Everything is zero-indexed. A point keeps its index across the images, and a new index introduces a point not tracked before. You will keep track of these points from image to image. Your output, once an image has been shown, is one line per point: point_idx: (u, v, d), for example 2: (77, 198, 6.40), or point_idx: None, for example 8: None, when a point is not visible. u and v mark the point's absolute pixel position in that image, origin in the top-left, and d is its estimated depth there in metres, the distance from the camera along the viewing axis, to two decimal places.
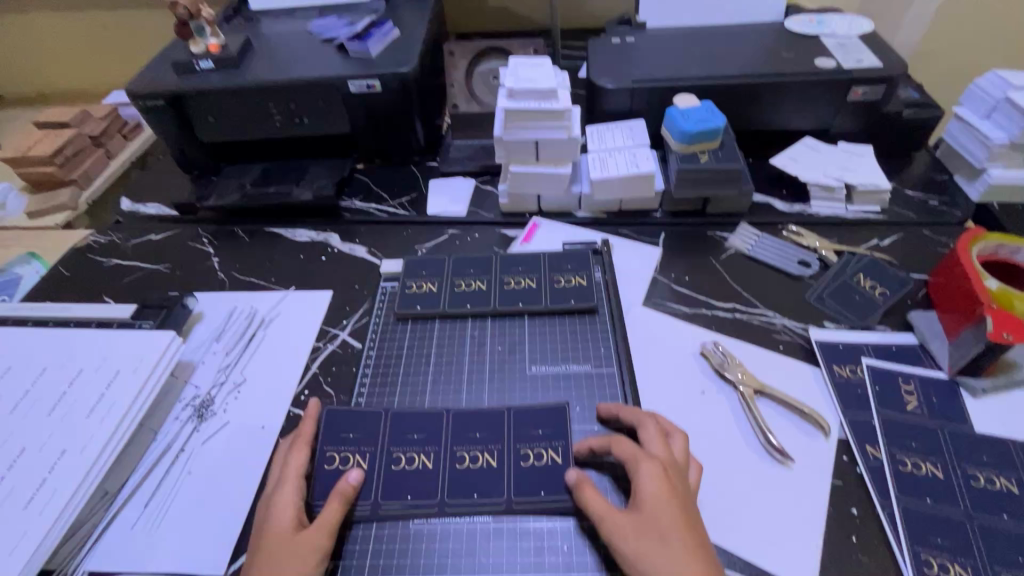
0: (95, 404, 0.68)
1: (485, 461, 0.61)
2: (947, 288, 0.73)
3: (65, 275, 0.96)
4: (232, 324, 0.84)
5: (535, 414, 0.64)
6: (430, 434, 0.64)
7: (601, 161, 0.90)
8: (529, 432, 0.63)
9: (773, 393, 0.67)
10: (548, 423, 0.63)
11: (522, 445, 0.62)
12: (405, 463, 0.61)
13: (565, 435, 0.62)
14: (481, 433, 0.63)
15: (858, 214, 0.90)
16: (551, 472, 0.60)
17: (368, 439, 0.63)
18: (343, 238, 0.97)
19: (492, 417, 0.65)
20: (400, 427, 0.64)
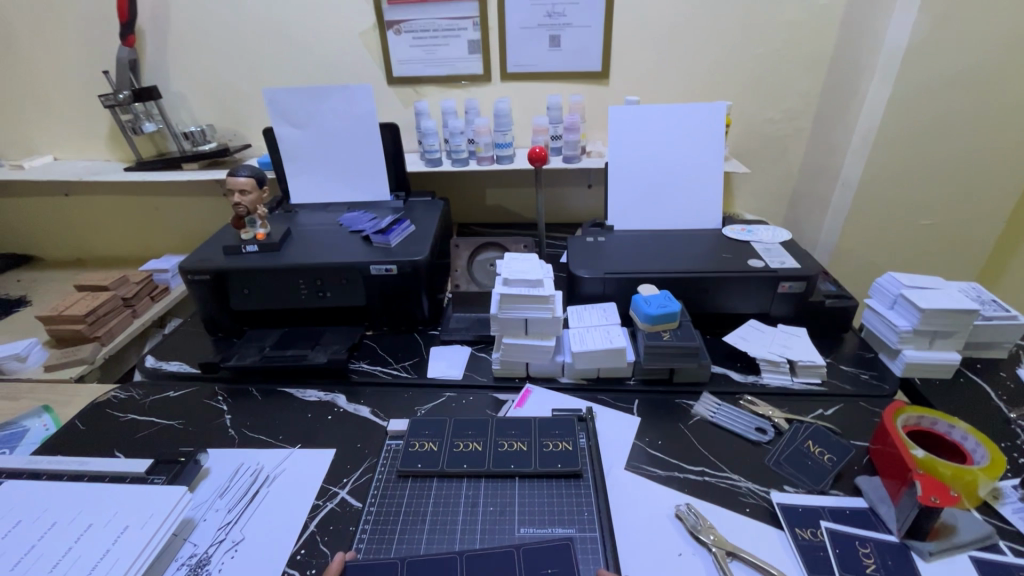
0: (99, 560, 0.70)
1: None
2: (884, 454, 0.83)
3: (80, 429, 1.02)
4: (237, 480, 0.89)
5: (543, 553, 0.70)
6: None
7: (580, 336, 1.06)
8: (541, 569, 0.68)
9: (744, 555, 0.73)
10: (557, 562, 0.69)
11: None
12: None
13: (572, 572, 0.68)
14: (494, 575, 0.68)
15: (803, 386, 1.04)
16: None
17: None
18: (350, 398, 1.07)
19: (505, 558, 0.70)
20: (416, 574, 0.69)
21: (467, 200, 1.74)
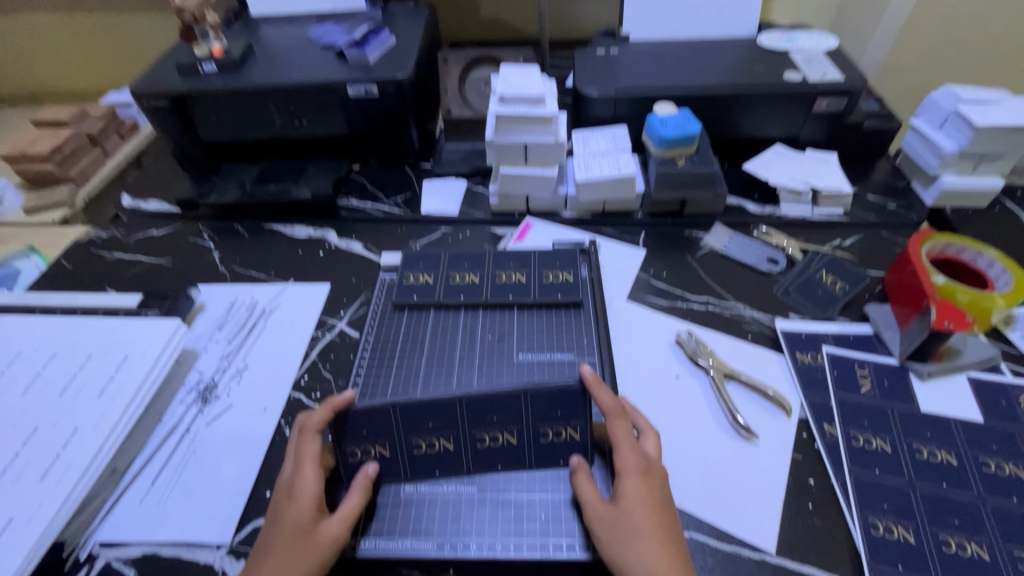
0: (106, 386, 0.72)
1: (505, 440, 0.60)
2: (898, 283, 0.80)
3: (68, 268, 0.99)
4: (233, 314, 0.88)
5: (554, 395, 0.59)
6: (446, 422, 0.59)
7: (585, 164, 0.96)
8: (551, 412, 0.60)
9: (741, 377, 0.73)
10: (567, 404, 0.60)
11: (542, 425, 0.60)
12: (428, 448, 0.60)
13: (583, 415, 0.60)
14: (500, 417, 0.59)
15: (823, 216, 0.97)
16: (569, 446, 0.61)
17: (382, 432, 0.59)
18: (340, 235, 1.02)
19: (509, 401, 0.59)
20: (412, 418, 0.59)
21: (457, 10, 1.48)
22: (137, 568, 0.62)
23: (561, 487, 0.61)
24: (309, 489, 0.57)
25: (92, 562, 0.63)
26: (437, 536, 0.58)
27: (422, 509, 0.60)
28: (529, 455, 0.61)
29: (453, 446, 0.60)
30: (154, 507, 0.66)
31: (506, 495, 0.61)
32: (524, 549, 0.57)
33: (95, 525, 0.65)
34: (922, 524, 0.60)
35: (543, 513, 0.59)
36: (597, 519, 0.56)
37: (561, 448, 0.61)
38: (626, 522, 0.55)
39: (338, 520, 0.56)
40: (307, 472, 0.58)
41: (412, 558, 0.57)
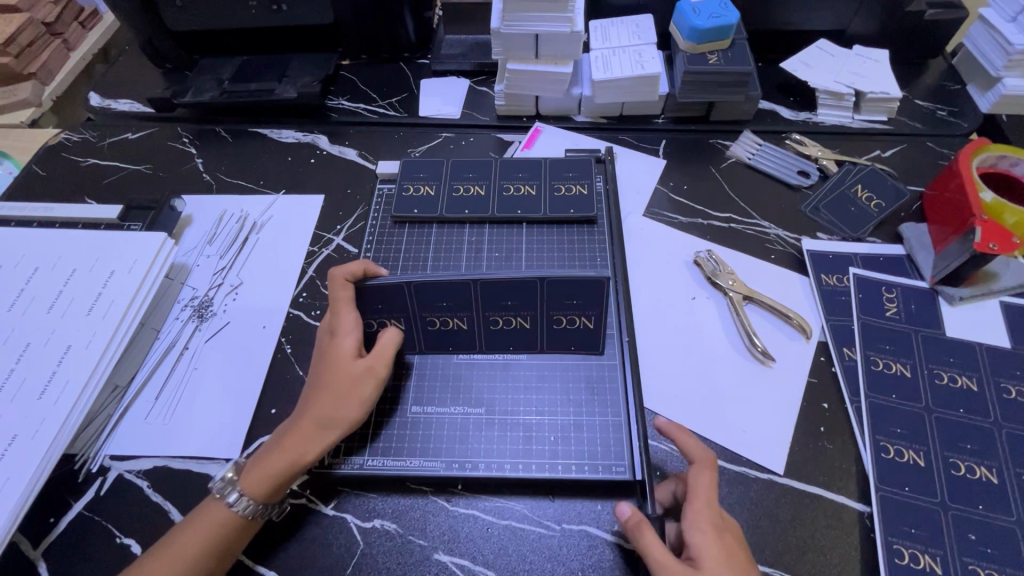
0: (95, 302, 0.68)
1: (518, 323, 0.59)
2: (941, 201, 0.73)
3: (41, 175, 0.92)
4: (223, 227, 0.82)
5: (571, 286, 0.55)
6: (460, 302, 0.58)
7: (604, 60, 0.84)
8: (565, 301, 0.57)
9: (762, 299, 0.69)
10: (584, 295, 0.57)
11: (555, 312, 0.58)
12: (441, 325, 0.60)
13: (599, 305, 0.58)
14: (514, 302, 0.57)
15: (864, 124, 0.87)
16: (582, 333, 0.61)
17: (396, 308, 0.58)
18: (332, 140, 0.93)
19: (525, 287, 0.55)
20: (426, 297, 0.57)
21: None
22: (150, 481, 0.62)
23: (570, 410, 0.60)
24: (351, 332, 0.57)
25: (105, 474, 0.63)
26: (446, 455, 0.58)
27: (428, 429, 0.59)
28: (540, 335, 0.61)
29: (463, 325, 0.60)
30: (161, 423, 0.66)
31: (514, 416, 0.60)
32: (532, 470, 0.56)
33: (102, 439, 0.65)
34: (934, 448, 0.59)
35: (552, 435, 0.58)
36: None
37: (572, 336, 0.61)
38: None
39: (377, 360, 0.56)
40: (346, 314, 0.57)
41: (420, 476, 0.57)
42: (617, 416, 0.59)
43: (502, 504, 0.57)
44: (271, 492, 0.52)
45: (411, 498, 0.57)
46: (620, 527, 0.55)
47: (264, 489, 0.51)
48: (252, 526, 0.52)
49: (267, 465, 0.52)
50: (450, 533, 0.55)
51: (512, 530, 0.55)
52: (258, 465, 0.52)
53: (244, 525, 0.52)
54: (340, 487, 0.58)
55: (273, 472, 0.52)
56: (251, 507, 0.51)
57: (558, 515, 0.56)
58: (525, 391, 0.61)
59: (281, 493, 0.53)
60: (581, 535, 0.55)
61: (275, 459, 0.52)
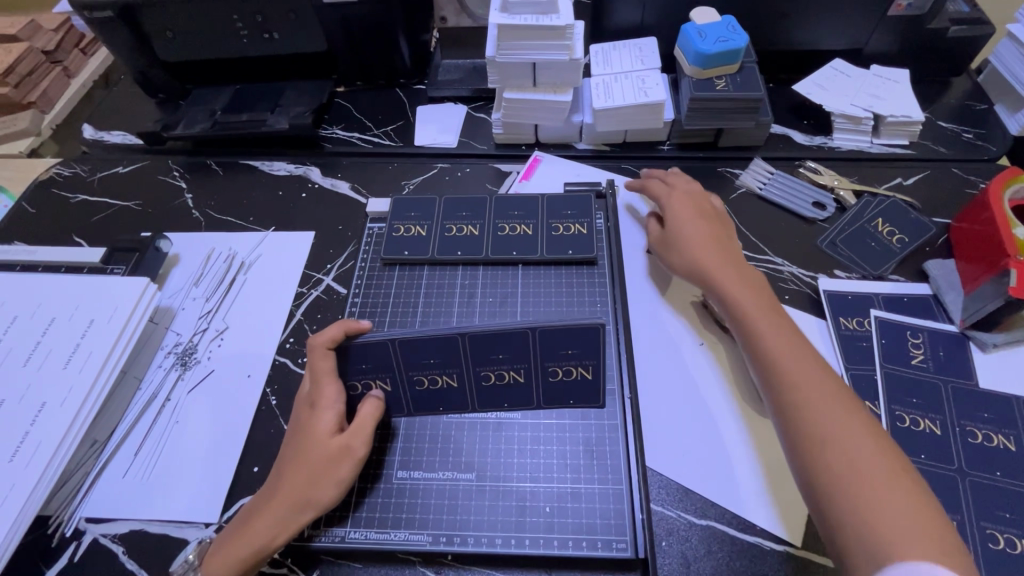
0: (72, 353, 0.66)
1: (512, 378, 0.54)
2: (970, 236, 0.68)
3: (30, 213, 0.90)
4: (210, 268, 0.80)
5: (564, 334, 0.51)
6: (448, 358, 0.53)
7: (605, 87, 0.80)
8: (558, 351, 0.52)
9: None
10: (580, 343, 0.52)
11: (549, 363, 0.53)
12: (430, 383, 0.55)
13: (597, 354, 0.53)
14: (505, 354, 0.52)
15: (884, 149, 0.82)
16: (581, 385, 0.55)
17: (382, 367, 0.54)
18: (325, 172, 0.90)
19: (516, 338, 0.51)
20: (412, 353, 0.53)
21: None
22: (126, 547, 0.59)
23: (567, 476, 0.56)
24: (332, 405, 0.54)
25: (79, 538, 0.60)
26: (434, 527, 0.54)
27: (415, 497, 0.55)
28: (535, 390, 0.56)
29: (450, 381, 0.55)
30: (139, 482, 0.63)
31: (507, 484, 0.55)
32: (526, 545, 0.52)
33: (78, 499, 0.62)
34: (969, 518, 0.54)
35: (548, 505, 0.54)
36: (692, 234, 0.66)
37: (569, 389, 0.56)
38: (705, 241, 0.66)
39: (355, 438, 0.53)
40: (328, 384, 0.54)
41: (406, 550, 0.53)
42: (618, 484, 0.55)
43: None
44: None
45: (396, 571, 0.53)
46: None
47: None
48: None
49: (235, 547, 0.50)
50: None
51: None
52: (223, 552, 0.50)
53: None
54: (322, 556, 0.54)
55: (235, 561, 0.49)
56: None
57: None
58: (520, 453, 0.57)
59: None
60: None
61: (238, 549, 0.50)
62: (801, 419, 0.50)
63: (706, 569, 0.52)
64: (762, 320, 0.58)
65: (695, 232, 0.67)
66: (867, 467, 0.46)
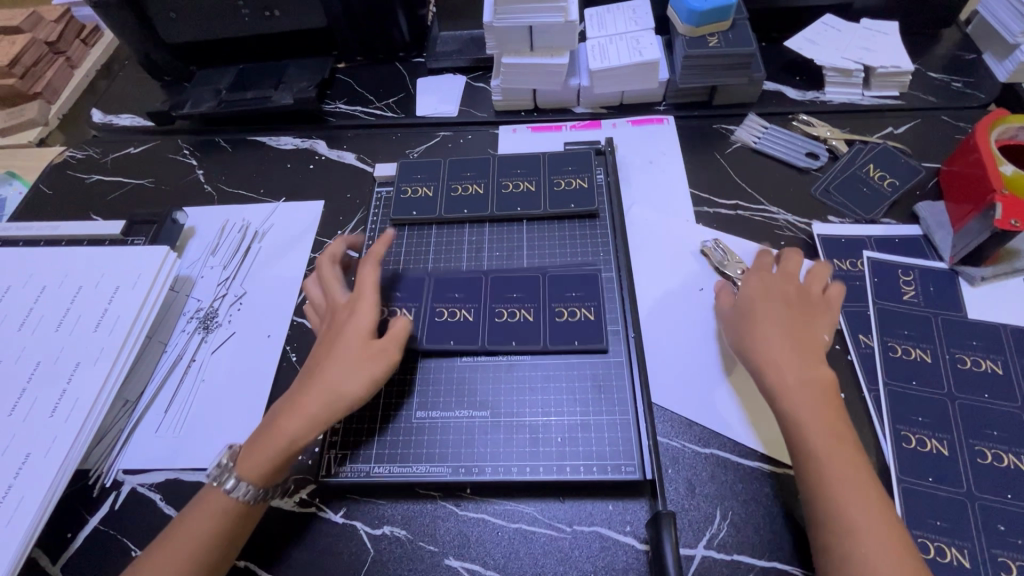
0: (101, 318, 0.69)
1: (521, 315, 0.64)
2: (959, 177, 0.70)
3: (47, 194, 0.93)
4: (226, 237, 0.83)
5: (568, 279, 0.67)
6: (471, 294, 0.66)
7: (601, 49, 0.82)
8: (564, 292, 0.65)
9: None
10: (582, 287, 0.66)
11: (556, 304, 0.65)
12: (449, 315, 0.65)
13: (598, 297, 0.65)
14: (520, 295, 0.66)
15: (875, 101, 0.84)
16: (583, 326, 0.63)
17: (413, 299, 0.66)
18: (331, 145, 0.93)
19: (529, 280, 0.67)
20: (443, 286, 0.67)
21: None
22: (163, 494, 0.63)
23: (577, 410, 0.59)
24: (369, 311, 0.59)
25: (119, 488, 0.63)
26: (452, 460, 0.57)
27: (433, 434, 0.59)
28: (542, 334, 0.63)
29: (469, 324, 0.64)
30: (171, 436, 0.66)
31: (520, 418, 0.59)
32: (539, 473, 0.56)
33: (115, 453, 0.66)
34: (958, 436, 0.57)
35: (559, 436, 0.57)
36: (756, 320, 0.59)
37: (574, 331, 0.63)
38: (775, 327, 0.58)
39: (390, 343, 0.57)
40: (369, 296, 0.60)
41: (427, 483, 0.57)
42: (625, 415, 0.58)
43: (513, 507, 0.56)
44: (267, 476, 0.52)
45: (419, 503, 0.57)
46: (632, 527, 0.54)
47: (263, 473, 0.52)
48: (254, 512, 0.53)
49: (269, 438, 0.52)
50: (460, 538, 0.55)
51: (522, 534, 0.54)
52: (258, 447, 0.52)
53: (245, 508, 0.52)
54: (349, 493, 0.58)
55: (271, 452, 0.52)
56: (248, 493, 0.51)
57: (568, 517, 0.55)
58: (532, 391, 0.60)
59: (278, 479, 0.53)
60: (593, 536, 0.54)
61: (274, 441, 0.52)
62: (838, 527, 0.47)
63: (710, 491, 0.56)
64: (814, 388, 0.53)
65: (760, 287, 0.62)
66: (878, 548, 0.45)
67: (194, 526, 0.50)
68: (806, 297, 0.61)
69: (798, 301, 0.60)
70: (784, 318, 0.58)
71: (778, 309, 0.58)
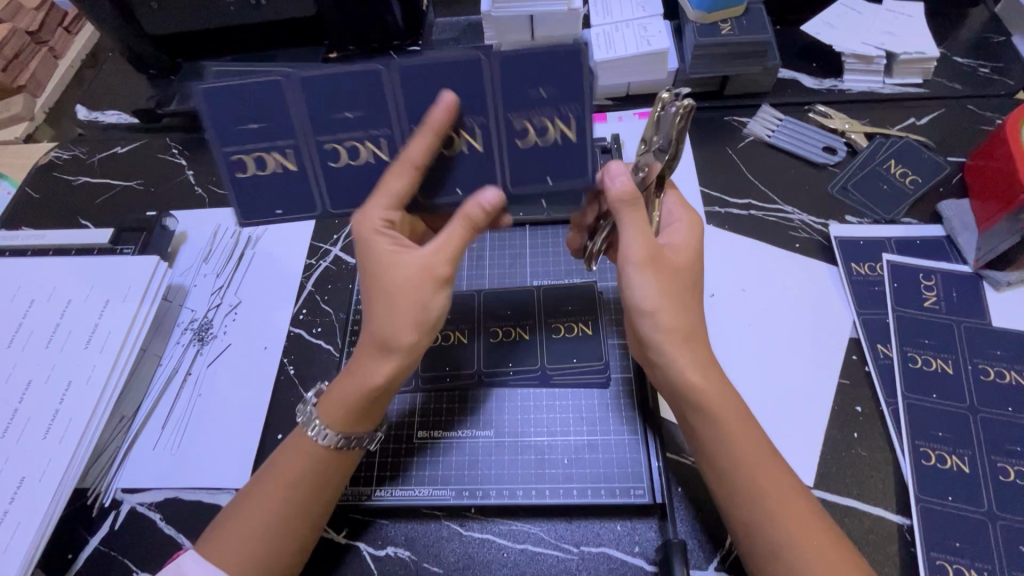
0: (92, 333, 0.67)
1: (466, 141, 0.50)
2: (986, 174, 0.66)
3: (34, 198, 0.90)
4: (219, 243, 0.80)
5: (535, 62, 0.48)
6: (371, 109, 0.49)
7: (606, 38, 0.78)
8: (525, 91, 0.49)
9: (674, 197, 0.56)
10: (551, 78, 0.48)
11: (510, 111, 0.49)
12: (348, 158, 0.52)
13: (579, 91, 0.48)
14: (462, 99, 0.49)
15: (896, 89, 0.80)
16: (560, 150, 0.51)
17: (282, 132, 0.50)
18: None
19: (468, 69, 0.48)
20: None
21: None
22: (163, 514, 0.62)
23: (584, 429, 0.57)
24: (399, 247, 0.51)
25: (118, 507, 0.62)
26: (456, 483, 0.56)
27: (435, 455, 0.57)
28: (500, 168, 0.51)
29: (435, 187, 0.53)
30: (169, 453, 0.65)
31: (525, 439, 0.57)
32: (546, 496, 0.54)
33: (113, 471, 0.64)
34: (980, 452, 0.55)
35: (566, 458, 0.56)
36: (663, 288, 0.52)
37: (544, 162, 0.51)
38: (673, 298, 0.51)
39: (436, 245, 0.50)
40: (372, 211, 0.50)
41: (430, 504, 0.55)
42: (633, 434, 0.56)
43: (518, 527, 0.54)
44: (347, 423, 0.51)
45: (423, 524, 0.55)
46: (641, 548, 0.52)
47: (349, 421, 0.51)
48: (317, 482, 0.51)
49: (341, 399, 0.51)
50: (465, 560, 0.53)
51: (528, 555, 0.53)
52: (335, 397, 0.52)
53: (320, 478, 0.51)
54: (351, 515, 0.56)
55: (353, 406, 0.51)
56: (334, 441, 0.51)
57: (575, 537, 0.53)
58: (537, 410, 0.59)
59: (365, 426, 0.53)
60: (601, 557, 0.52)
61: (363, 397, 0.51)
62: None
63: None
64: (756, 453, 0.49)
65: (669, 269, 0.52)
66: None
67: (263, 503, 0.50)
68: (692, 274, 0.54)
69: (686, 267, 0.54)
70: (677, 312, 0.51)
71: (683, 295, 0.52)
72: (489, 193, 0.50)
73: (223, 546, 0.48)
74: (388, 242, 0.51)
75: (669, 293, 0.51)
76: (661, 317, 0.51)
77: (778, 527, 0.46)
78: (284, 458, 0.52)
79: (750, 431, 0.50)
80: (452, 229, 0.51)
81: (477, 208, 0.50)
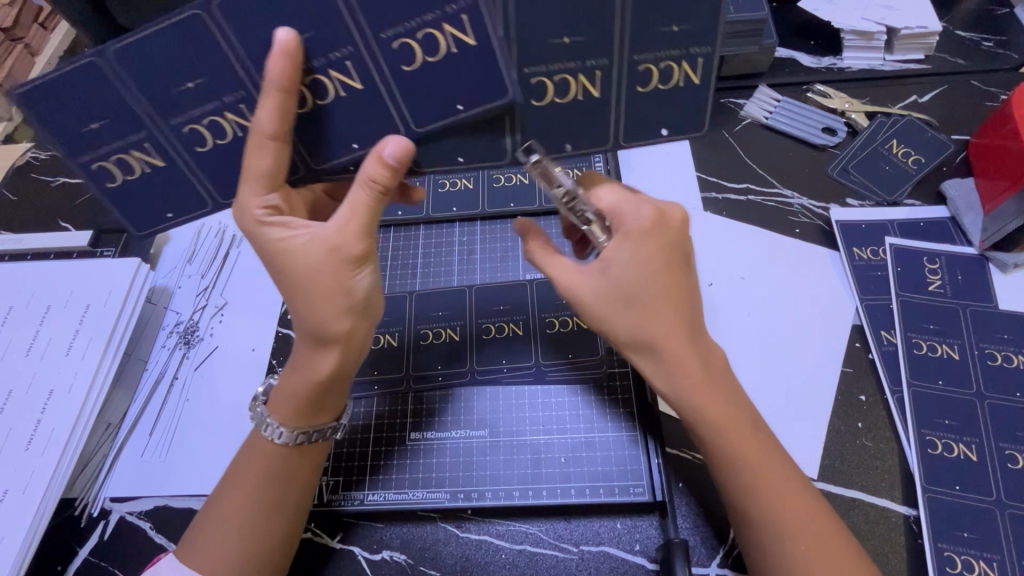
0: (73, 339, 0.65)
1: (342, 79, 0.43)
2: (992, 151, 0.64)
3: (11, 201, 0.87)
4: (202, 243, 0.77)
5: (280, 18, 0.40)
6: (217, 74, 0.42)
7: None
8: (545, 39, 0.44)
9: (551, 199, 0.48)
10: None
11: (382, 30, 0.41)
12: (215, 138, 0.46)
13: None
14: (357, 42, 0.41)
15: (898, 66, 0.77)
16: (459, 60, 0.43)
17: (128, 121, 0.43)
18: None
19: (179, 34, 0.40)
20: (426, 305, 0.63)
21: None
22: (153, 522, 0.60)
23: (580, 426, 0.56)
24: (290, 231, 0.47)
25: (107, 517, 0.61)
26: (451, 484, 0.54)
27: (430, 456, 0.56)
28: (395, 101, 0.45)
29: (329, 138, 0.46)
30: (157, 460, 0.63)
31: (521, 438, 0.56)
32: (543, 496, 0.53)
33: (101, 480, 0.63)
34: (988, 440, 0.53)
35: (563, 455, 0.55)
36: (619, 301, 0.47)
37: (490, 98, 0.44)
38: (640, 298, 0.46)
39: (344, 217, 0.45)
40: (247, 202, 0.46)
41: (426, 506, 0.54)
42: (632, 431, 0.55)
43: (516, 528, 0.53)
44: (302, 417, 0.49)
45: (419, 525, 0.54)
46: (642, 547, 0.51)
47: (303, 414, 0.49)
48: (279, 501, 0.49)
49: (292, 394, 0.49)
50: (463, 562, 0.52)
51: (527, 556, 0.52)
52: (284, 391, 0.49)
53: (282, 478, 0.49)
54: (345, 518, 0.54)
55: (302, 400, 0.49)
56: (291, 438, 0.49)
57: (574, 537, 0.52)
58: (533, 408, 0.57)
59: (322, 418, 0.51)
60: (601, 557, 0.51)
61: (313, 389, 0.48)
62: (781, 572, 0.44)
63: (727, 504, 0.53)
64: (745, 430, 0.47)
65: (625, 264, 0.46)
66: None
67: (221, 524, 0.48)
68: (670, 260, 0.47)
69: (670, 252, 0.47)
70: (639, 325, 0.47)
71: (660, 297, 0.47)
72: (391, 144, 0.44)
73: (207, 547, 0.47)
74: (278, 231, 0.47)
75: (658, 275, 0.46)
76: (619, 326, 0.47)
77: (773, 513, 0.44)
78: (243, 459, 0.50)
79: (738, 406, 0.48)
80: (355, 197, 0.45)
81: (377, 165, 0.44)
